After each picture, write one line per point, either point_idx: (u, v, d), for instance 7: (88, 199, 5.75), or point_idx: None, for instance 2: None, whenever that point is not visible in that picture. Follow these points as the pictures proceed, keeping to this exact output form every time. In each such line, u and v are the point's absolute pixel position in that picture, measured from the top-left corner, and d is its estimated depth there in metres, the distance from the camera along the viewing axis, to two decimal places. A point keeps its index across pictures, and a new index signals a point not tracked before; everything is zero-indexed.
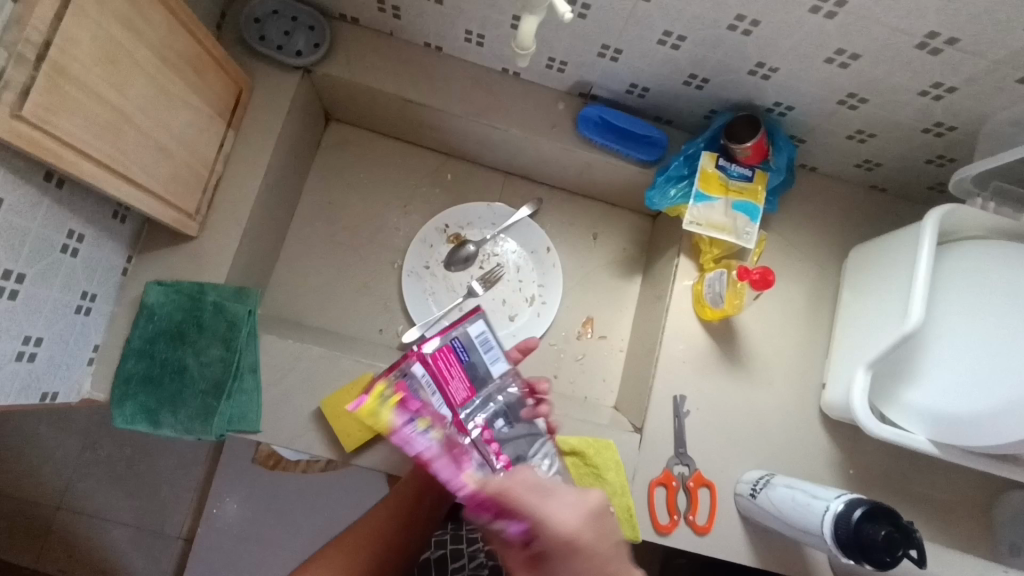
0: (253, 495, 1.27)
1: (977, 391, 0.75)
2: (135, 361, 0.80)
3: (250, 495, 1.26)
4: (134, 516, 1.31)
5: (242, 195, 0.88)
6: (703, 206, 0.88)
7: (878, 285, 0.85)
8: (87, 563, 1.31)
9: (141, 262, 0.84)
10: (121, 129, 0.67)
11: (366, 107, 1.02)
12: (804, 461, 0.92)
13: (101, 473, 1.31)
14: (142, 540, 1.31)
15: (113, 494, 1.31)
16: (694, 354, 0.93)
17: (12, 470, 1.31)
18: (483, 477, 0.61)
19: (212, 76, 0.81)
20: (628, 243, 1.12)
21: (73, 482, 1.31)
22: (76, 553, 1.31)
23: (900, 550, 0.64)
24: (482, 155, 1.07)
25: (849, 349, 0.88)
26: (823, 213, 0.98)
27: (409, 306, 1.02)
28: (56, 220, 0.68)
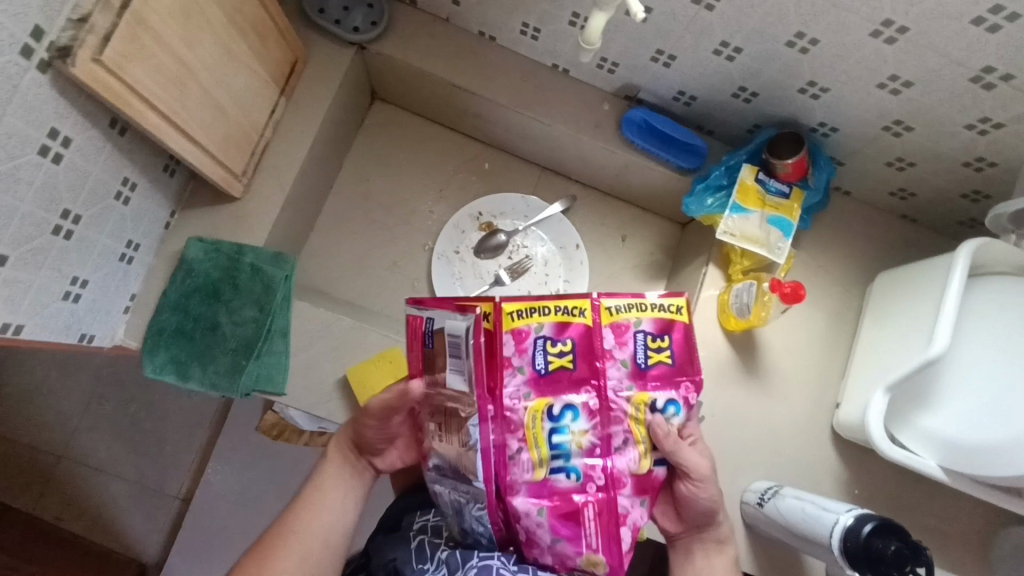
0: (258, 461, 1.28)
1: (994, 424, 0.76)
2: (169, 313, 0.82)
3: (255, 461, 1.27)
4: (138, 471, 1.32)
5: (288, 163, 0.90)
6: (739, 217, 0.89)
7: (905, 311, 0.87)
8: (87, 512, 1.32)
9: (185, 218, 0.86)
10: (187, 84, 0.69)
11: (413, 89, 1.03)
12: (811, 477, 0.93)
13: (109, 425, 1.32)
14: (143, 496, 1.32)
15: (120, 446, 1.32)
16: (714, 363, 0.94)
17: (22, 413, 1.32)
18: (534, 471, 0.61)
19: (273, 42, 0.82)
20: (655, 249, 1.13)
21: (81, 431, 1.33)
22: (77, 502, 1.32)
23: (909, 566, 0.64)
24: (521, 148, 1.09)
25: (868, 371, 0.89)
26: (852, 237, 1.00)
27: (436, 288, 1.03)
28: (114, 167, 0.70)
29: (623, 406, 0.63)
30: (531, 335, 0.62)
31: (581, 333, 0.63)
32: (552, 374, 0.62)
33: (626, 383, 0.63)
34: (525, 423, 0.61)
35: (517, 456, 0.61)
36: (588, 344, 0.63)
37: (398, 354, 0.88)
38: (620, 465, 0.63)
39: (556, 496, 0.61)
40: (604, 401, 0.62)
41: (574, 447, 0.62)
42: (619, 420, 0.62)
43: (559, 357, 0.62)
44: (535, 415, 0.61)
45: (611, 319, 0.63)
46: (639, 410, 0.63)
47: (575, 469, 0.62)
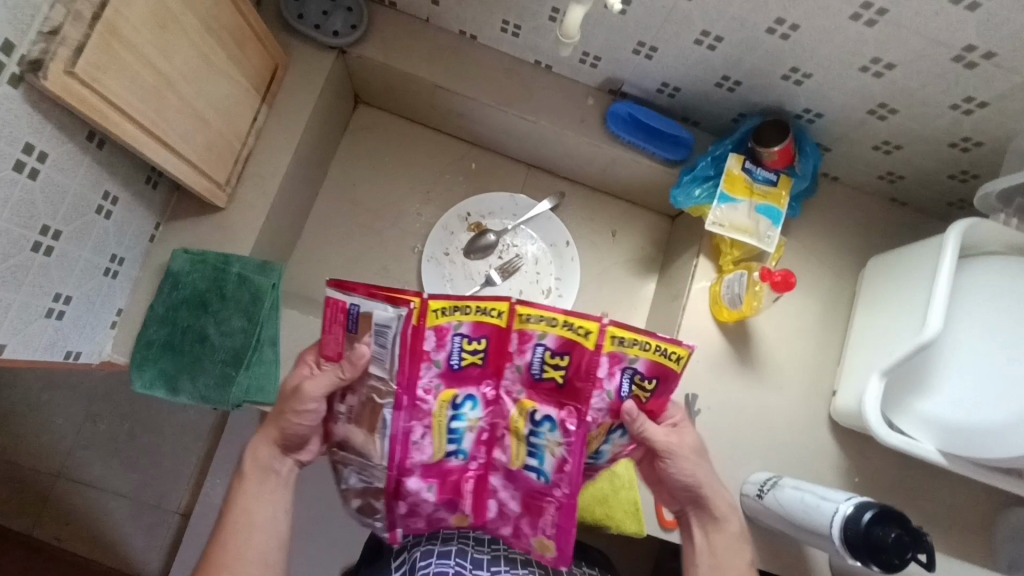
0: None
1: (992, 406, 0.76)
2: (157, 327, 0.81)
3: None
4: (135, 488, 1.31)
5: (272, 170, 0.89)
6: (727, 207, 0.89)
7: (897, 296, 0.86)
8: (85, 531, 1.30)
9: (169, 230, 0.85)
10: (164, 94, 0.68)
11: (397, 92, 1.03)
12: (811, 466, 0.93)
13: (104, 442, 1.31)
14: (142, 512, 1.31)
15: (115, 463, 1.31)
16: (708, 354, 0.93)
17: (16, 434, 1.30)
18: (421, 457, 0.66)
19: (251, 49, 0.81)
20: (646, 243, 1.13)
21: (76, 449, 1.31)
22: (75, 521, 1.30)
23: (909, 553, 0.64)
24: (507, 146, 1.08)
25: (864, 357, 0.89)
26: (842, 223, 0.99)
27: (427, 291, 1.03)
28: (93, 181, 0.69)
29: (512, 406, 0.66)
30: (452, 331, 0.62)
31: (494, 332, 0.63)
32: (466, 370, 0.64)
33: (603, 415, 0.64)
34: (433, 411, 0.64)
35: (420, 445, 0.65)
36: (504, 345, 0.64)
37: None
38: (499, 455, 0.69)
39: (445, 475, 0.68)
40: (508, 399, 0.67)
41: (467, 433, 0.67)
42: (506, 417, 0.67)
43: (472, 354, 0.63)
44: (441, 411, 0.64)
45: (610, 348, 0.61)
46: (521, 415, 0.66)
47: (465, 452, 0.68)
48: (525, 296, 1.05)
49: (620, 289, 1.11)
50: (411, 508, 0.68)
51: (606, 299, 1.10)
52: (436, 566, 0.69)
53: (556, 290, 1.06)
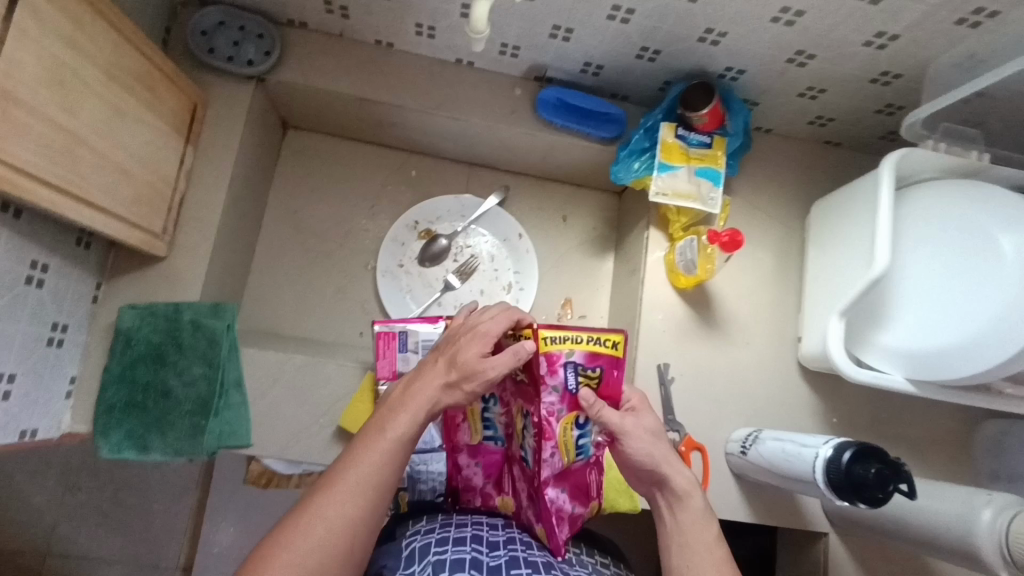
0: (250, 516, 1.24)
1: (948, 328, 0.78)
2: (116, 389, 0.78)
3: (246, 516, 1.23)
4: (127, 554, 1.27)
5: (208, 211, 0.87)
6: (667, 176, 0.90)
7: (845, 235, 0.88)
8: None
9: (111, 289, 0.82)
10: (77, 152, 0.65)
11: (324, 111, 1.01)
12: (788, 413, 0.95)
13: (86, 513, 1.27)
14: None
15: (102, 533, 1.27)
16: (673, 322, 0.94)
17: None
18: (473, 436, 0.84)
19: (165, 91, 0.79)
20: (597, 222, 1.13)
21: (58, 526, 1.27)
22: None
23: (891, 485, 0.65)
24: (445, 149, 1.08)
25: (822, 300, 0.90)
26: (782, 173, 1.01)
27: (388, 305, 1.02)
28: (17, 252, 0.67)
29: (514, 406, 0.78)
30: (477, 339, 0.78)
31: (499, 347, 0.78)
32: None
33: (558, 408, 0.69)
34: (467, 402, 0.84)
35: (467, 432, 0.84)
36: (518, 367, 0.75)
37: (371, 379, 0.87)
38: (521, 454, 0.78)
39: (489, 461, 0.84)
40: (512, 402, 0.79)
41: (497, 421, 0.82)
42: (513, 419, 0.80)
43: None
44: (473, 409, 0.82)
45: (546, 349, 0.67)
46: (518, 415, 0.77)
47: (500, 437, 0.83)
48: (487, 294, 1.05)
49: (580, 271, 1.11)
50: (466, 482, 0.85)
51: (568, 284, 1.10)
52: (452, 552, 0.70)
53: (517, 283, 1.06)
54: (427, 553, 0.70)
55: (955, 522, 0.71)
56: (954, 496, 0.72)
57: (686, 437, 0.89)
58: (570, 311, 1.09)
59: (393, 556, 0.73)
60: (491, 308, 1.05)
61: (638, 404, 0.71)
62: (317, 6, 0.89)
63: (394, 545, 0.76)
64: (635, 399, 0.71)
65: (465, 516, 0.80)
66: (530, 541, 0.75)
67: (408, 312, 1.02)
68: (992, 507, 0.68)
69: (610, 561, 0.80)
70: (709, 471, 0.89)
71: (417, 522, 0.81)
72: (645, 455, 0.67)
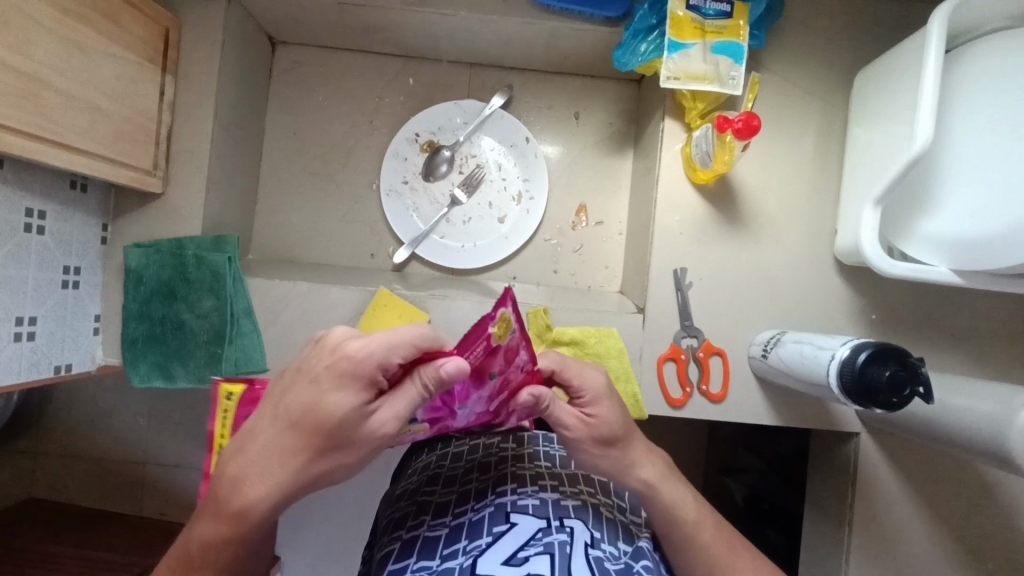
0: None
1: (1012, 207, 0.67)
2: (137, 324, 0.83)
3: None
4: None
5: (197, 142, 0.85)
6: (679, 56, 0.79)
7: (886, 112, 0.77)
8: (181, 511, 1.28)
9: (118, 227, 0.84)
10: (38, 93, 0.64)
11: (306, 21, 0.94)
12: (821, 312, 0.87)
13: (173, 430, 1.27)
14: None
15: (188, 446, 1.27)
16: (690, 224, 0.87)
17: (70, 441, 1.27)
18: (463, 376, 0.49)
19: (128, 18, 0.75)
20: (613, 117, 1.04)
21: (146, 447, 1.27)
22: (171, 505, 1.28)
23: (907, 388, 0.61)
24: (439, 48, 0.99)
25: (858, 187, 0.81)
26: (821, 42, 0.87)
27: (394, 224, 1.00)
28: (10, 201, 0.67)
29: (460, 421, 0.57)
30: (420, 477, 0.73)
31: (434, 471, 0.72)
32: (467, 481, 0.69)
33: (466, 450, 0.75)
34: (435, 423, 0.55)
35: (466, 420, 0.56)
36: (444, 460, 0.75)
37: (388, 295, 0.85)
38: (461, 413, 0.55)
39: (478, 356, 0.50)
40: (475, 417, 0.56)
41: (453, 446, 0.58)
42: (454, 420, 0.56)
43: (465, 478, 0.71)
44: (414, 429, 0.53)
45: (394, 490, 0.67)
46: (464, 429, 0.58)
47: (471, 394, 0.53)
48: (495, 206, 1.00)
49: (596, 174, 1.03)
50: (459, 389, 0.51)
51: (583, 188, 1.03)
52: (438, 491, 0.66)
53: (527, 192, 1.01)
54: (383, 536, 0.64)
55: (988, 422, 0.66)
56: (992, 396, 0.67)
57: (705, 342, 0.86)
58: (585, 218, 1.03)
59: (389, 501, 0.74)
60: (501, 220, 1.00)
61: (603, 407, 0.58)
62: None
63: (393, 490, 0.77)
64: (354, 348, 0.46)
65: (461, 440, 0.78)
66: (522, 432, 0.77)
67: (415, 230, 1.00)
68: None
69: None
70: (729, 377, 0.86)
71: (419, 458, 0.82)
72: (604, 464, 0.59)
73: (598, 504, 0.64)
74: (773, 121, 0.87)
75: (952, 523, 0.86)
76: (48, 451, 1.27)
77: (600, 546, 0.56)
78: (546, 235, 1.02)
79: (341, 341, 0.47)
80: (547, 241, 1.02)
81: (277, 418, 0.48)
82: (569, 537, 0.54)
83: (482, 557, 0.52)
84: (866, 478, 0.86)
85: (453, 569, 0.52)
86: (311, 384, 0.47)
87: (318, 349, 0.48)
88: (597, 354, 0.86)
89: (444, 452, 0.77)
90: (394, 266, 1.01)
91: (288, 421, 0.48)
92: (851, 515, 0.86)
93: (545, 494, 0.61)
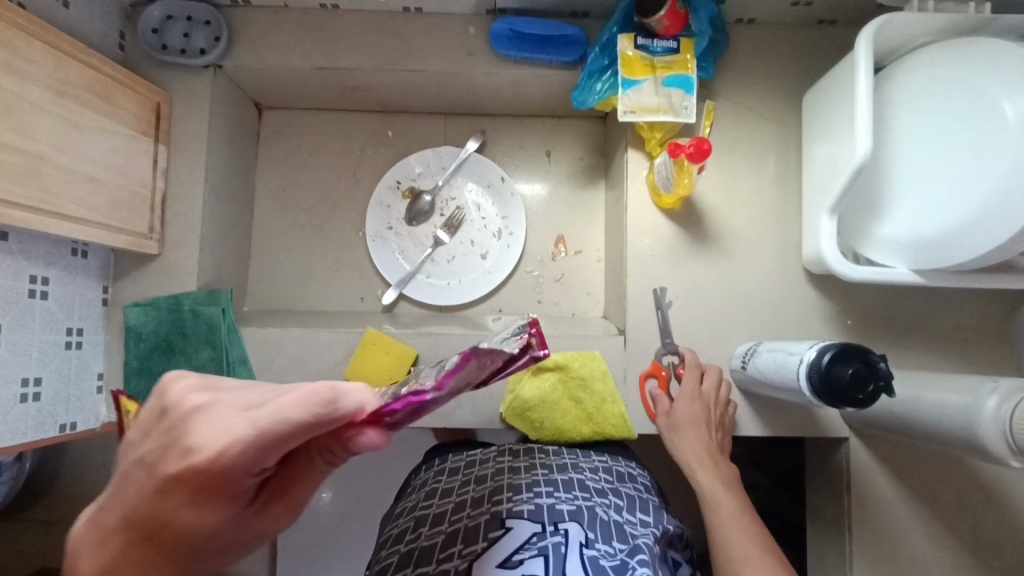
0: None
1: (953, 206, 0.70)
2: (138, 379, 0.87)
3: None
4: None
5: (190, 205, 0.91)
6: (632, 92, 0.85)
7: (830, 128, 0.81)
8: None
9: (118, 289, 0.89)
10: (38, 169, 0.69)
11: (288, 87, 1.01)
12: (797, 321, 0.90)
13: None
14: None
15: None
16: (661, 246, 0.91)
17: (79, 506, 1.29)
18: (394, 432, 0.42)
19: (121, 96, 0.82)
20: (583, 152, 1.09)
21: None
22: None
23: (870, 384, 0.63)
24: (414, 102, 1.06)
25: (814, 199, 0.85)
26: (768, 68, 0.92)
27: (381, 268, 1.04)
28: (14, 269, 0.72)
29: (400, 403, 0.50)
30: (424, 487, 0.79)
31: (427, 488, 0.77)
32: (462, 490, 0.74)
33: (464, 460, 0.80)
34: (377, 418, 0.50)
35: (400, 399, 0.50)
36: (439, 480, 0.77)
37: (376, 334, 0.89)
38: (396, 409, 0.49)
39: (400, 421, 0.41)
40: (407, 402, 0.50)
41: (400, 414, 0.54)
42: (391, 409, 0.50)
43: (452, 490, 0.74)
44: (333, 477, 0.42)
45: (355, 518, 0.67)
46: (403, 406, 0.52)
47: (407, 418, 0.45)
48: (477, 244, 1.05)
49: (571, 207, 1.08)
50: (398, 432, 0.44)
51: (560, 220, 1.08)
52: (437, 505, 0.72)
53: (506, 228, 1.05)
54: (383, 548, 0.70)
55: (961, 413, 0.67)
56: (962, 387, 0.69)
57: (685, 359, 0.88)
58: (564, 248, 1.07)
59: (390, 515, 0.80)
60: (483, 257, 1.05)
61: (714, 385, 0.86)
62: None
63: (396, 507, 0.81)
64: (214, 441, 0.36)
65: (458, 458, 0.83)
66: (519, 447, 0.80)
67: (402, 272, 1.04)
68: (997, 395, 0.64)
69: (608, 457, 0.83)
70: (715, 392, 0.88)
71: (420, 473, 0.87)
72: (699, 408, 0.83)
73: (596, 507, 0.67)
74: (731, 143, 0.92)
75: (952, 521, 0.85)
76: (59, 518, 1.29)
77: (590, 544, 0.61)
78: (528, 268, 1.06)
79: (195, 422, 0.37)
80: (529, 274, 1.06)
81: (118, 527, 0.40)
82: (563, 539, 0.60)
83: (479, 560, 0.59)
84: (859, 482, 0.87)
85: (449, 571, 0.59)
86: (162, 489, 0.38)
87: (163, 433, 0.38)
88: (582, 377, 0.88)
89: (441, 469, 0.82)
90: (384, 307, 1.05)
91: (132, 528, 0.39)
92: (849, 520, 0.86)
93: (540, 500, 0.67)
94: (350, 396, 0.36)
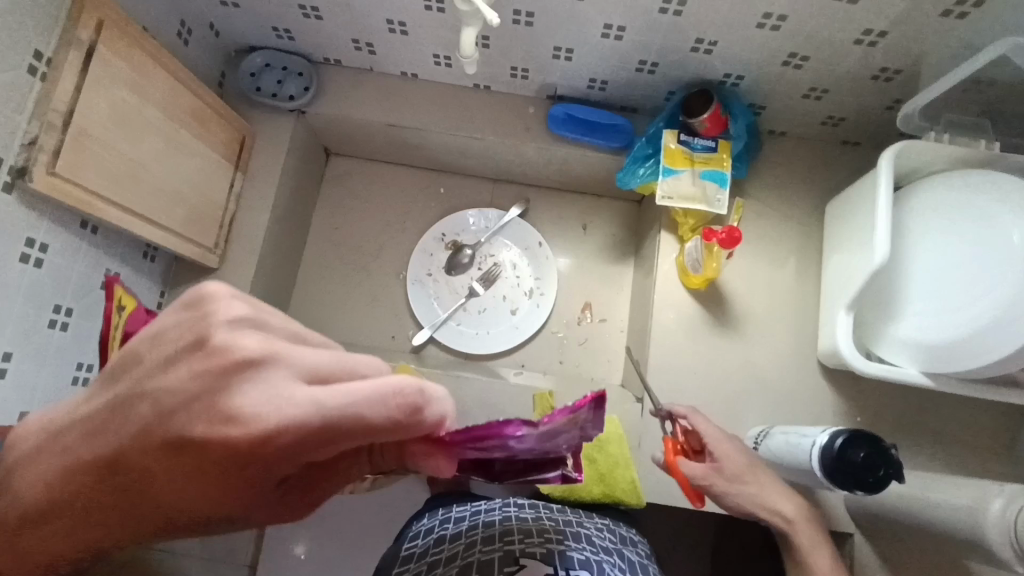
0: None
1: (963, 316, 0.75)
2: None
3: None
4: None
5: (254, 228, 0.98)
6: (671, 180, 0.93)
7: (851, 233, 0.89)
8: None
9: (173, 296, 0.95)
10: (138, 175, 0.77)
11: (358, 138, 1.12)
12: (809, 410, 0.93)
13: None
14: None
15: None
16: (684, 322, 0.96)
17: None
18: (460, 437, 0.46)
19: (216, 124, 0.91)
20: (617, 229, 1.17)
21: None
22: None
23: (882, 469, 0.66)
24: (468, 165, 1.15)
25: (832, 296, 0.91)
26: (795, 175, 1.02)
27: (416, 311, 1.10)
28: (93, 261, 0.79)
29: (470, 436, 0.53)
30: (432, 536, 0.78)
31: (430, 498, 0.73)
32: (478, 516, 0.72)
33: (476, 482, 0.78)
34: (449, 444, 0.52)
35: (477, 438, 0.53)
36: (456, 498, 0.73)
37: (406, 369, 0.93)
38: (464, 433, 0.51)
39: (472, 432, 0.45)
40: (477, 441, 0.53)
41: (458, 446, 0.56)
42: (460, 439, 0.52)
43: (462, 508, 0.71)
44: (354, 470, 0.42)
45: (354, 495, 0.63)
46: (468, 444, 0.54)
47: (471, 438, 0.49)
48: (509, 300, 1.11)
49: (600, 278, 1.14)
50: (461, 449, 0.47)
51: (589, 288, 1.14)
52: (447, 549, 0.72)
53: (537, 289, 1.11)
54: None
55: (967, 514, 0.69)
56: (968, 489, 0.71)
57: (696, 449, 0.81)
58: (589, 315, 1.12)
59: (391, 558, 0.79)
60: (513, 313, 1.10)
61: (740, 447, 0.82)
62: (346, 45, 0.98)
63: (395, 551, 0.80)
64: (264, 414, 0.33)
65: (460, 508, 0.84)
66: (522, 501, 0.82)
67: (435, 317, 1.09)
68: (1003, 496, 0.66)
69: (610, 520, 0.85)
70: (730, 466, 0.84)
71: (420, 521, 0.86)
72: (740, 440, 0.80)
73: (603, 561, 0.69)
74: (757, 237, 0.99)
75: None
76: None
77: None
78: (553, 329, 1.12)
79: (249, 379, 0.33)
80: (553, 334, 1.11)
81: (93, 460, 0.35)
82: None
83: None
84: None
85: None
86: (173, 445, 0.34)
87: (193, 372, 0.34)
88: (597, 437, 0.91)
89: (439, 519, 0.82)
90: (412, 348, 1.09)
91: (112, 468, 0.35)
92: None
93: (551, 545, 0.69)
94: (433, 408, 0.37)
